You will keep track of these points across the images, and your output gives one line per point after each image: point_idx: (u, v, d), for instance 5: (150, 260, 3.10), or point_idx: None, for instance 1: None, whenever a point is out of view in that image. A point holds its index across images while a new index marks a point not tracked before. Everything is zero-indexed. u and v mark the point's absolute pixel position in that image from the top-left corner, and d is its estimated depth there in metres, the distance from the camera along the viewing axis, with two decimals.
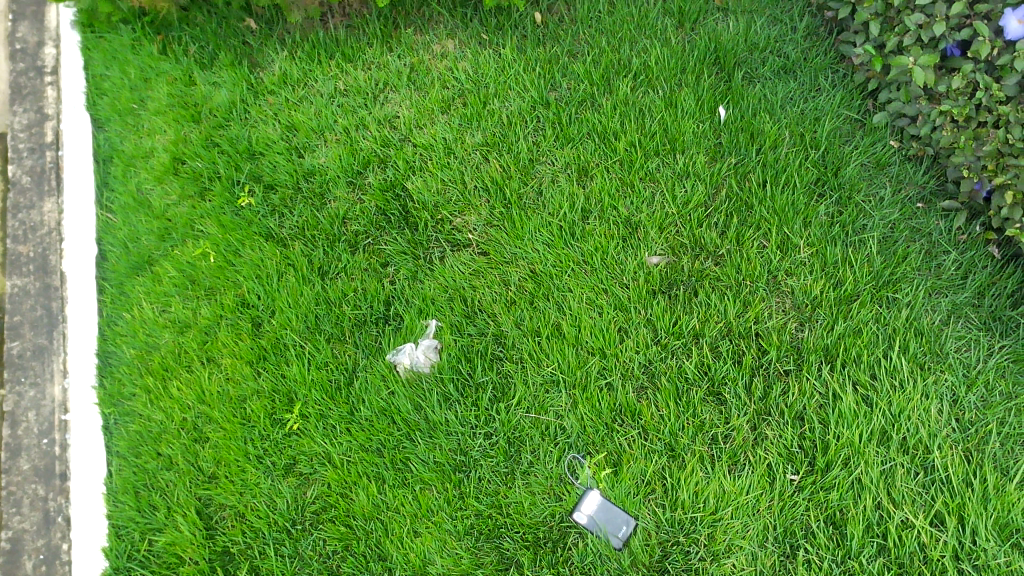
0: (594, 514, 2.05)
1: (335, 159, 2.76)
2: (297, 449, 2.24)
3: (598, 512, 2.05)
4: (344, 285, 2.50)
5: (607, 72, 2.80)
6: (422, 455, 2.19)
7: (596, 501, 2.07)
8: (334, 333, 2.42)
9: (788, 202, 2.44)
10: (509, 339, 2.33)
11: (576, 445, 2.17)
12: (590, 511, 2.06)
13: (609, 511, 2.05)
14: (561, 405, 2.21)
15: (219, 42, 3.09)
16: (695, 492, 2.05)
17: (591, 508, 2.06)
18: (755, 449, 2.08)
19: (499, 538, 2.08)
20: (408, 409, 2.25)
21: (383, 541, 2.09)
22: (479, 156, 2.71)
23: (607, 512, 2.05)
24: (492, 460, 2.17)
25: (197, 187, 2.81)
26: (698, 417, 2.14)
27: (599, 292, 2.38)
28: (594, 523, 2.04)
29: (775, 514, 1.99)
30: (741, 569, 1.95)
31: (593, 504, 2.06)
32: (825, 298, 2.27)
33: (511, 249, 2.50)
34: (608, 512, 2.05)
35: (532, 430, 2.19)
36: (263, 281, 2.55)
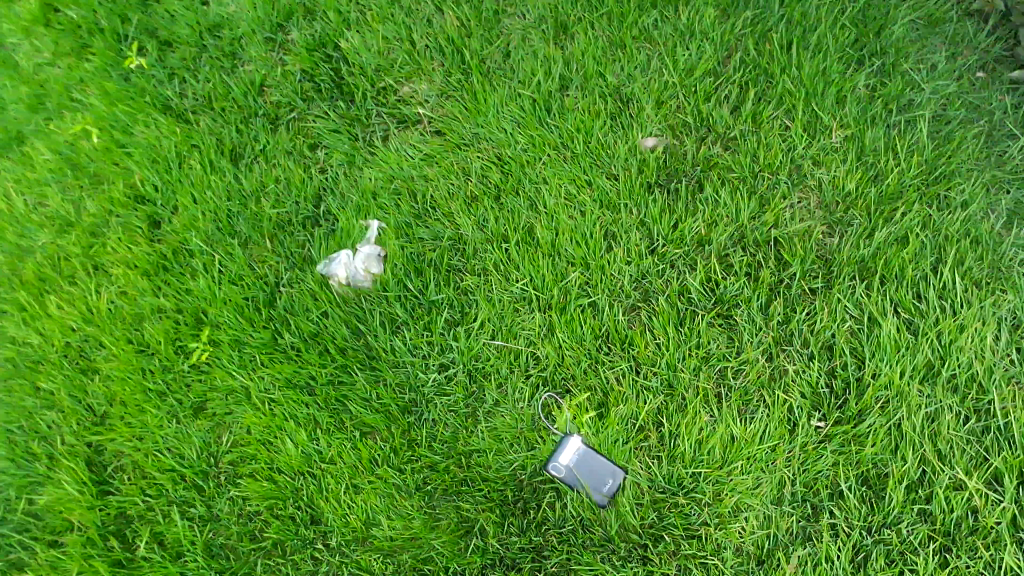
0: (574, 467, 1.66)
1: (247, 8, 2.17)
2: (208, 384, 1.81)
3: (579, 464, 1.66)
4: (262, 173, 1.99)
5: None
6: (363, 394, 1.78)
7: (576, 451, 1.67)
8: (251, 235, 1.92)
9: (818, 70, 1.93)
10: (469, 245, 1.88)
11: (552, 381, 1.76)
12: (569, 463, 1.67)
13: (593, 463, 1.66)
14: (534, 330, 1.79)
15: None
16: (698, 441, 1.68)
17: (570, 459, 1.67)
18: (772, 388, 1.69)
19: (458, 496, 1.72)
20: (344, 336, 1.81)
21: (317, 500, 1.71)
22: (431, 5, 2.14)
23: (591, 464, 1.66)
24: (449, 399, 1.77)
25: (76, 43, 2.21)
26: (703, 348, 1.73)
27: (582, 185, 1.91)
28: (574, 478, 1.67)
29: (796, 469, 1.64)
30: (752, 534, 1.62)
31: (573, 454, 1.67)
32: (862, 195, 1.81)
33: (472, 129, 1.99)
34: (591, 464, 1.66)
35: (499, 361, 1.78)
36: (159, 168, 2.01)
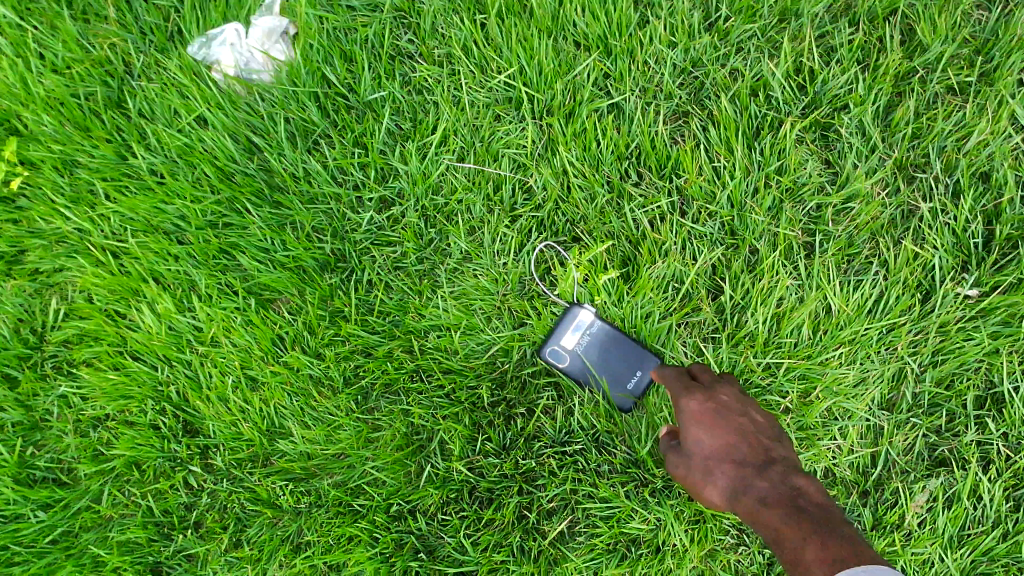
0: (587, 352, 1.09)
1: None
2: (27, 228, 1.16)
3: (594, 348, 1.09)
4: None
5: None
6: (261, 243, 1.15)
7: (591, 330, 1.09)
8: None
9: None
10: (424, 19, 1.18)
11: (551, 224, 1.15)
12: (580, 346, 1.09)
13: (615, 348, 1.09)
14: (524, 146, 1.16)
15: None
16: (775, 318, 1.10)
17: (581, 341, 1.09)
18: (894, 237, 1.09)
19: (404, 394, 1.13)
20: (231, 156, 1.17)
21: (193, 402, 1.12)
22: None
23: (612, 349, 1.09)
24: (394, 250, 1.16)
25: None
26: (790, 176, 1.11)
27: None
28: (586, 370, 1.09)
29: (923, 360, 1.08)
30: (850, 453, 1.09)
31: (586, 334, 1.09)
32: None
33: None
34: (612, 349, 1.09)
35: (469, 194, 1.15)
36: None
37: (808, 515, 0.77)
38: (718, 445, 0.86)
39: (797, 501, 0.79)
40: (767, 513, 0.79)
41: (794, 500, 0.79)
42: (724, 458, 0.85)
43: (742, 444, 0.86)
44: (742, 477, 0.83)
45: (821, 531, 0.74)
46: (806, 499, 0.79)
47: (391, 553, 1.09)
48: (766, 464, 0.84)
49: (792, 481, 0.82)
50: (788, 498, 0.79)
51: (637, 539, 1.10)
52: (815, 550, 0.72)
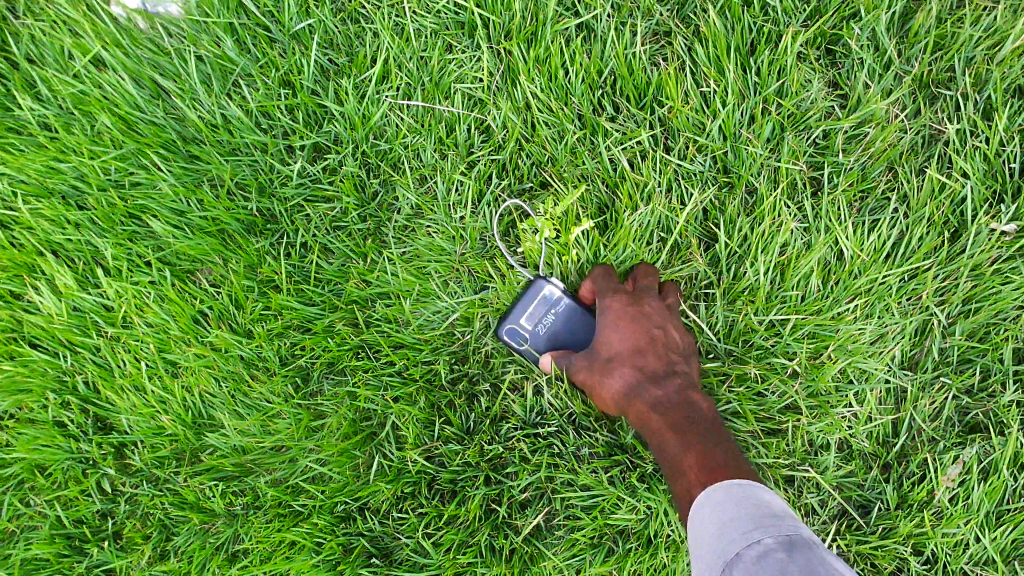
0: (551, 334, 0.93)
1: None
2: None
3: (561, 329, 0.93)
4: None
5: None
6: (177, 205, 0.98)
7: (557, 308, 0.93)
8: None
9: None
10: None
11: (513, 170, 0.99)
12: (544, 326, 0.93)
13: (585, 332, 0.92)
14: (479, 79, 0.98)
15: None
16: (779, 268, 0.94)
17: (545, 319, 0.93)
18: (914, 169, 0.94)
19: (349, 373, 0.97)
20: (134, 102, 0.99)
21: (104, 394, 0.96)
22: None
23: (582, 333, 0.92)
24: (332, 208, 0.99)
25: None
26: (791, 101, 0.94)
27: None
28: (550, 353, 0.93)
29: (952, 309, 0.92)
30: (868, 422, 0.93)
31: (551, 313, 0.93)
32: None
33: None
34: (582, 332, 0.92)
35: (416, 139, 0.98)
36: None
37: (694, 424, 0.80)
38: (624, 348, 0.88)
39: (687, 410, 0.82)
40: (657, 418, 0.82)
41: (685, 407, 0.82)
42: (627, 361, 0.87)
43: (650, 350, 0.87)
44: (640, 383, 0.85)
45: (701, 442, 0.78)
46: (695, 410, 0.82)
47: (339, 559, 0.94)
48: (666, 370, 0.86)
49: (686, 391, 0.84)
50: (679, 403, 0.82)
51: (626, 530, 0.95)
52: (694, 459, 0.76)
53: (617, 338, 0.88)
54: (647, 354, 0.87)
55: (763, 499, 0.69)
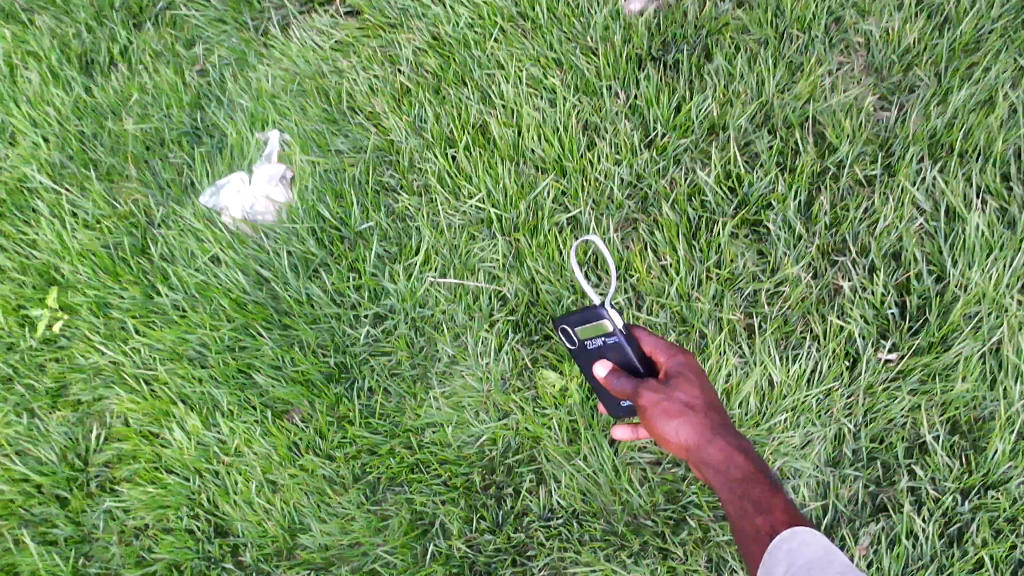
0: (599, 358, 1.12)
1: None
2: (70, 364, 1.34)
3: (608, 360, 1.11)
4: (121, 84, 1.48)
5: None
6: (275, 361, 1.32)
7: (609, 345, 1.10)
8: (114, 164, 1.43)
9: None
10: (403, 155, 1.39)
11: (525, 326, 1.32)
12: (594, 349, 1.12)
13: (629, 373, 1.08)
14: (498, 260, 1.33)
15: None
16: (725, 393, 1.25)
17: (599, 342, 1.11)
18: (821, 315, 1.25)
19: (406, 485, 1.28)
20: (243, 287, 1.34)
21: (222, 506, 1.27)
22: None
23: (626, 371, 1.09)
24: (390, 359, 1.33)
25: None
26: (726, 268, 1.28)
27: (548, 66, 1.40)
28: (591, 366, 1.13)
29: (859, 418, 1.22)
30: (803, 508, 1.22)
31: (605, 345, 1.10)
32: (926, 50, 1.32)
33: (397, 2, 1.47)
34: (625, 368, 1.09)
35: (451, 306, 1.32)
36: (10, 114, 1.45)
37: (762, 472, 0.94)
38: (690, 406, 0.97)
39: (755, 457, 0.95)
40: (737, 458, 0.93)
41: (755, 461, 0.94)
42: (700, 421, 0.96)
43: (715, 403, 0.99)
44: (710, 431, 0.95)
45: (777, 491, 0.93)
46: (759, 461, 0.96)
47: None
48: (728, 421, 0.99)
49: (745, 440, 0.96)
50: (747, 454, 0.94)
51: None
52: (778, 504, 0.91)
53: (690, 397, 0.98)
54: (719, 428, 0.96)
55: (839, 553, 0.84)
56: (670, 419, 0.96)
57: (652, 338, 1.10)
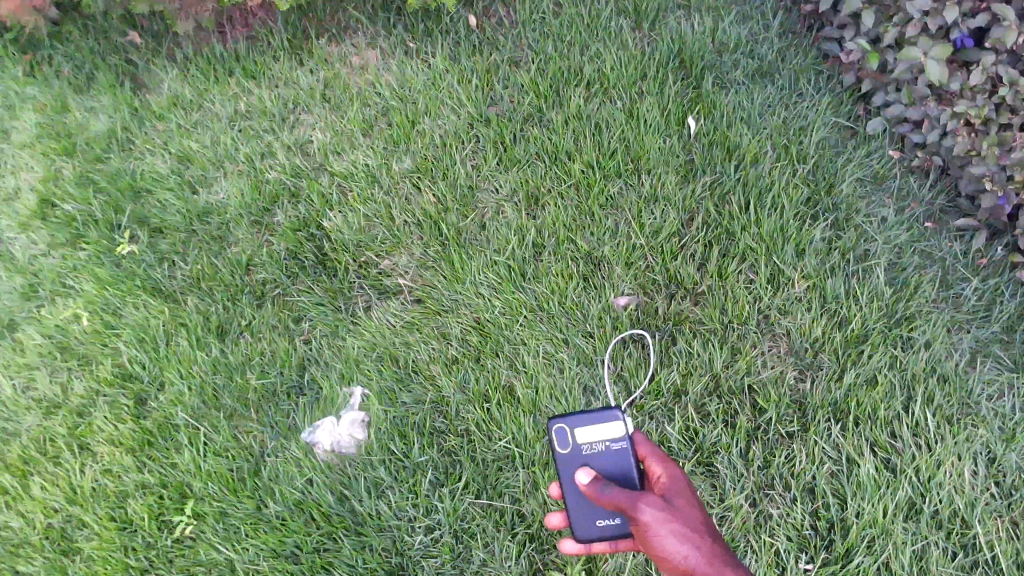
0: (594, 453, 1.51)
1: (236, 195, 2.26)
2: (193, 560, 1.77)
3: (605, 456, 1.50)
4: (247, 348, 2.02)
5: (557, 82, 2.33)
6: (351, 558, 1.73)
7: (615, 446, 1.50)
8: (237, 407, 1.94)
9: (776, 228, 2.00)
10: (451, 406, 1.89)
11: (538, 537, 1.74)
12: (596, 448, 1.51)
13: (622, 468, 1.48)
14: (519, 487, 1.79)
15: (96, 61, 2.59)
16: None
17: (600, 444, 1.51)
18: (758, 533, 1.67)
19: None
20: (330, 503, 1.79)
21: None
22: (410, 186, 2.23)
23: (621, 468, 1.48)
24: (436, 560, 1.73)
25: (70, 233, 2.28)
26: None
27: (558, 343, 1.93)
28: (582, 462, 1.51)
29: None
30: None
31: (610, 445, 1.50)
32: (829, 340, 1.85)
33: (450, 296, 2.04)
34: (617, 463, 1.48)
35: (484, 520, 1.76)
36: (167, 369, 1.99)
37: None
38: (688, 530, 1.27)
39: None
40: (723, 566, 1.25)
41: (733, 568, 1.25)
42: (697, 540, 1.26)
43: (702, 524, 1.31)
44: (702, 540, 1.27)
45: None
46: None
47: None
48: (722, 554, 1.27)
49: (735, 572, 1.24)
50: (729, 563, 1.26)
51: None
52: None
53: (681, 515, 1.30)
54: (711, 535, 1.28)
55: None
56: (671, 535, 1.27)
57: (649, 446, 1.51)
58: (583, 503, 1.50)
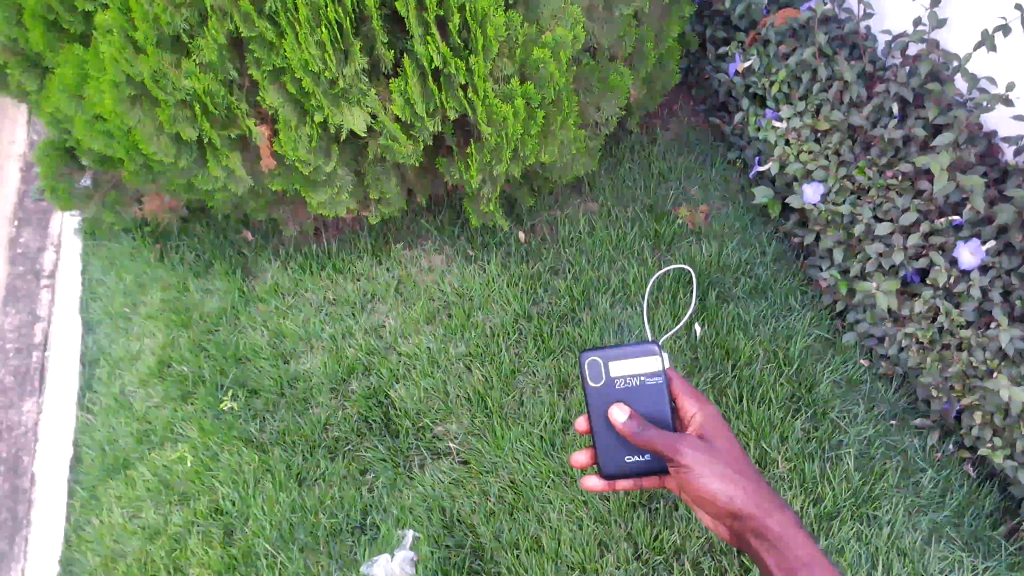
0: (628, 384, 2.01)
1: (320, 367, 2.74)
2: None
3: (638, 387, 2.00)
4: (321, 492, 2.44)
5: (587, 290, 2.84)
6: None
7: (649, 380, 2.00)
8: (310, 542, 2.35)
9: (764, 418, 2.41)
10: (488, 550, 2.29)
11: None
12: (630, 379, 2.01)
13: (652, 397, 1.98)
14: None
15: (215, 252, 3.15)
16: None
17: (636, 378, 2.01)
18: None
19: None
20: None
21: None
22: (462, 366, 2.70)
23: (650, 397, 1.98)
24: None
25: (181, 390, 2.78)
26: None
27: (579, 502, 2.35)
28: (618, 394, 2.01)
29: None
30: None
31: (644, 378, 2.00)
32: (804, 515, 2.21)
33: (492, 458, 2.46)
34: (649, 394, 1.98)
35: None
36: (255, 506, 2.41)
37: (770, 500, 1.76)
38: (724, 467, 1.76)
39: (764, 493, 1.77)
40: (751, 487, 1.76)
41: (755, 485, 1.78)
42: (734, 480, 1.75)
43: (728, 459, 1.81)
44: (730, 470, 1.77)
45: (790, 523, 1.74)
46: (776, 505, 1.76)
47: None
48: (746, 476, 1.79)
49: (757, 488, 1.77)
50: (752, 483, 1.78)
51: None
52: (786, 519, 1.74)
53: (712, 454, 1.78)
54: (741, 474, 1.78)
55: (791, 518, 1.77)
56: (714, 476, 1.74)
57: (680, 385, 2.06)
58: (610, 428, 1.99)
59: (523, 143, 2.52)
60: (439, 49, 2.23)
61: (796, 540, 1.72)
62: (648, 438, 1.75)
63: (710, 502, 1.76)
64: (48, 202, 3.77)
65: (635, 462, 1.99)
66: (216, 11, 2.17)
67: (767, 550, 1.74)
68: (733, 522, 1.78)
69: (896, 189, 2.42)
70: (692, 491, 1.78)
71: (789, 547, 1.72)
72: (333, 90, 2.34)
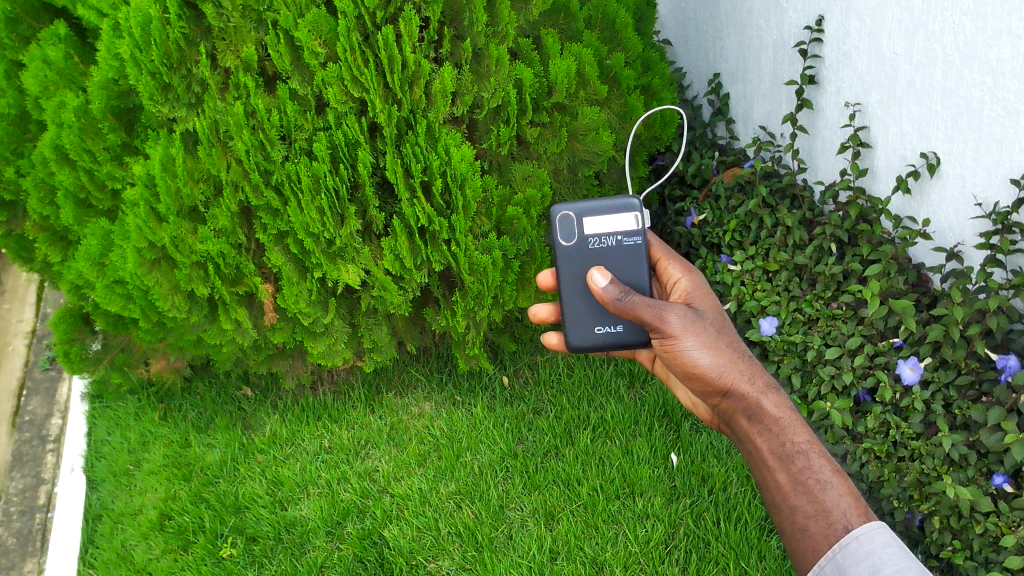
0: (603, 243, 2.18)
1: (316, 511, 2.84)
2: None
3: (613, 246, 2.17)
4: None
5: (568, 425, 3.02)
6: None
7: (626, 242, 2.17)
8: None
9: (742, 537, 2.55)
10: None
11: None
12: (606, 238, 2.18)
13: (626, 254, 2.16)
14: None
15: (215, 408, 3.34)
16: None
17: (614, 239, 2.18)
18: None
19: None
20: None
21: None
22: (453, 503, 2.81)
23: (626, 255, 2.16)
24: None
25: (181, 540, 2.85)
26: None
27: None
28: (595, 250, 2.18)
29: None
30: None
31: (621, 239, 2.17)
32: None
33: None
34: (623, 252, 2.16)
35: None
36: None
37: (759, 380, 1.83)
38: (708, 338, 1.87)
39: (755, 370, 1.85)
40: (739, 363, 1.85)
41: (744, 362, 1.86)
42: (720, 352, 1.86)
43: (720, 333, 1.90)
44: (716, 342, 1.87)
45: (780, 405, 1.79)
46: (767, 386, 1.83)
47: None
48: (736, 352, 1.87)
49: (749, 367, 1.85)
50: (740, 358, 1.86)
51: None
52: (776, 405, 1.79)
53: (698, 324, 1.88)
54: (731, 347, 1.87)
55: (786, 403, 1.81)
56: (698, 346, 1.86)
57: (662, 247, 2.25)
58: (579, 286, 2.18)
59: (501, 290, 2.77)
60: (424, 208, 2.54)
61: (789, 422, 1.76)
62: (632, 306, 1.87)
63: (693, 372, 1.87)
64: (55, 368, 4.02)
65: (602, 332, 2.17)
66: (228, 184, 2.55)
67: (759, 433, 1.78)
68: (723, 398, 1.87)
69: (841, 317, 2.70)
70: (678, 364, 1.90)
71: (780, 427, 1.76)
72: (330, 248, 2.64)
